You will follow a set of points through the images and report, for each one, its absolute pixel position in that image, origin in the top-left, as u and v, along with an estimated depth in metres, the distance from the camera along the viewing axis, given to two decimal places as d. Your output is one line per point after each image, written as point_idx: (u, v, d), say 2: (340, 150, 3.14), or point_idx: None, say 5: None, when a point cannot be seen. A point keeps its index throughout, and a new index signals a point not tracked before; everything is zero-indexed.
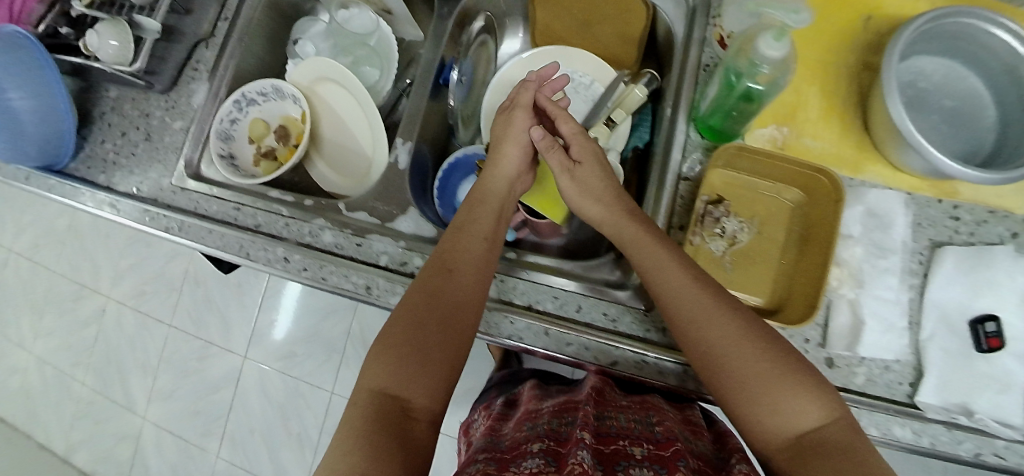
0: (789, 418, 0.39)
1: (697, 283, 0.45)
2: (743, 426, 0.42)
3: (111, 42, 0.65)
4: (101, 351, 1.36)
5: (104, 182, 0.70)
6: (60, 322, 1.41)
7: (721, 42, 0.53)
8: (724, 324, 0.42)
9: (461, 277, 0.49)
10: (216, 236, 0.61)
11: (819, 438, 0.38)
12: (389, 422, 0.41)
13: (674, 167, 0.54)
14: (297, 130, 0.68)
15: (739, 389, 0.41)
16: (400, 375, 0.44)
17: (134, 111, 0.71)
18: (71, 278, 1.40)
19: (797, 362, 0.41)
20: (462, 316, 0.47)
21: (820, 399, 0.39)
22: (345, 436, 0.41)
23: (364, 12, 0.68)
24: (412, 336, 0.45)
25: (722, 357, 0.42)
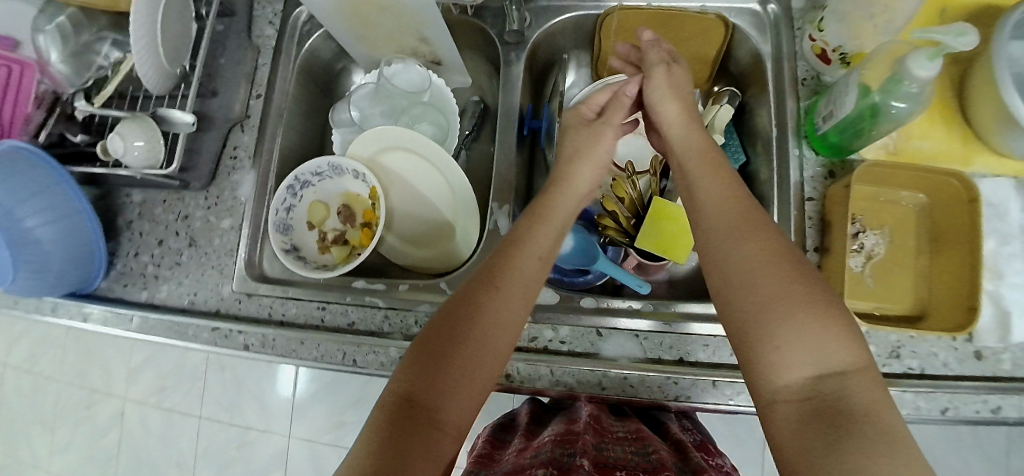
0: (807, 353, 0.34)
1: (748, 211, 0.42)
2: (752, 360, 0.36)
3: (137, 143, 0.56)
4: (128, 458, 1.22)
5: (148, 300, 0.62)
6: (77, 433, 1.25)
7: (823, 57, 0.53)
8: (770, 248, 0.39)
9: (523, 274, 0.43)
10: (311, 346, 0.54)
11: (836, 388, 0.32)
12: (415, 430, 0.34)
13: (796, 188, 0.53)
14: (364, 206, 0.62)
15: (759, 310, 0.36)
16: (429, 370, 0.37)
17: (168, 214, 0.63)
18: (79, 385, 1.24)
19: (839, 307, 0.35)
20: (511, 322, 0.41)
21: (847, 347, 0.33)
22: (366, 431, 0.35)
23: (411, 66, 0.62)
24: (452, 324, 0.39)
25: (753, 275, 0.38)
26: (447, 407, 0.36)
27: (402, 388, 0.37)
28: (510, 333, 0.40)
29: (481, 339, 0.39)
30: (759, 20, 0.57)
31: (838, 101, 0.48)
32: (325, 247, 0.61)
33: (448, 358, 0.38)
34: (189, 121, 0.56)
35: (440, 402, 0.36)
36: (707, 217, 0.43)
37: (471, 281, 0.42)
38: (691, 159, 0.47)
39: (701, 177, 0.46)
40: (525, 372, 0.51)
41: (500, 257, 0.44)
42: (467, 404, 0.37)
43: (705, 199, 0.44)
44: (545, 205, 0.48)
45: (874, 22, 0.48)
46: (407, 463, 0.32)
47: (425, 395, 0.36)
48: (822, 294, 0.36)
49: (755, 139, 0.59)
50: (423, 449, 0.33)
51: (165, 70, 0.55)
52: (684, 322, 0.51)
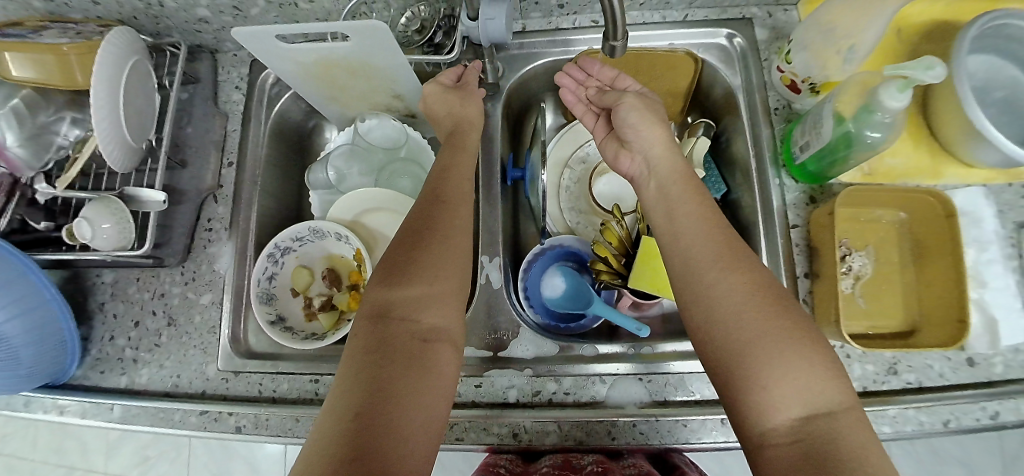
0: (795, 393, 0.33)
1: (726, 240, 0.40)
2: (740, 401, 0.35)
3: (105, 225, 0.53)
4: None
5: (127, 385, 0.59)
6: None
7: (794, 86, 0.55)
8: (751, 281, 0.37)
9: (458, 196, 0.46)
10: (307, 423, 0.52)
11: (827, 427, 0.32)
12: (398, 349, 0.37)
13: (780, 217, 0.54)
14: (350, 269, 0.61)
15: (746, 350, 0.35)
16: (395, 292, 0.39)
17: (143, 293, 0.61)
18: (57, 463, 1.03)
19: (819, 340, 0.35)
20: (459, 229, 0.44)
21: (832, 384, 0.33)
22: (346, 364, 0.37)
23: (385, 121, 0.62)
24: (404, 249, 0.41)
25: (738, 314, 0.36)
26: (423, 320, 0.39)
27: (374, 317, 0.39)
28: (461, 240, 0.43)
29: (439, 258, 0.41)
30: (726, 54, 0.59)
31: (814, 130, 0.50)
32: (312, 314, 0.60)
33: (411, 279, 0.40)
34: (161, 199, 0.56)
35: (416, 316, 0.39)
36: (687, 249, 0.40)
37: (417, 211, 0.44)
38: (667, 194, 0.45)
39: (678, 201, 0.44)
40: (532, 429, 0.49)
41: (438, 181, 0.46)
42: (445, 312, 0.40)
43: (686, 231, 0.41)
44: (449, 162, 0.49)
45: (838, 48, 0.49)
46: (398, 375, 0.35)
47: (398, 309, 0.39)
48: (804, 329, 0.35)
49: (735, 168, 0.60)
50: (412, 363, 0.36)
51: (132, 148, 0.54)
52: (684, 360, 0.51)
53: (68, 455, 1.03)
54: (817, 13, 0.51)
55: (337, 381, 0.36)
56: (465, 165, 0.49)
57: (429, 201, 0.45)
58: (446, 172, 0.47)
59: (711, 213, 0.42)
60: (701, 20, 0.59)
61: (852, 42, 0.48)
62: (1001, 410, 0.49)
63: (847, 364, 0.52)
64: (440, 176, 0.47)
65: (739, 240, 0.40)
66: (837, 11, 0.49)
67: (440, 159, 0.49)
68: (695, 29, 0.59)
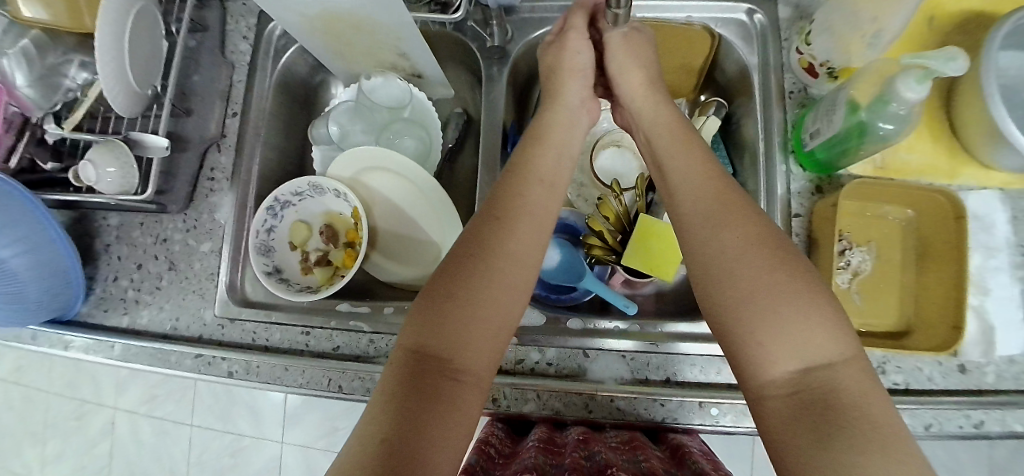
0: (794, 346, 0.33)
1: (724, 193, 0.39)
2: (738, 357, 0.35)
3: (109, 169, 0.54)
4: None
5: (129, 325, 0.61)
6: (66, 447, 1.11)
7: (812, 70, 0.52)
8: (748, 235, 0.36)
9: (516, 223, 0.42)
10: (295, 372, 0.54)
11: (826, 379, 0.31)
12: (430, 392, 0.34)
13: (783, 206, 0.53)
14: (348, 227, 0.62)
15: (742, 305, 0.35)
16: (436, 333, 0.37)
17: (146, 237, 0.62)
18: (69, 396, 1.09)
19: (819, 290, 0.34)
20: (516, 270, 0.40)
21: (833, 336, 0.32)
22: (375, 404, 0.34)
23: (392, 81, 0.61)
24: (451, 289, 0.38)
25: (732, 270, 0.36)
26: (460, 361, 0.36)
27: (411, 355, 0.36)
28: (516, 264, 0.40)
29: (487, 295, 0.38)
30: (745, 31, 0.57)
31: (827, 117, 0.48)
32: (308, 268, 0.61)
33: (451, 319, 0.37)
34: (162, 145, 0.56)
35: (451, 359, 0.36)
36: (684, 204, 0.40)
37: (472, 226, 0.42)
38: (666, 140, 0.45)
39: (672, 153, 0.44)
40: (511, 396, 0.50)
41: (502, 193, 0.44)
42: (481, 355, 0.37)
43: (681, 185, 0.41)
44: (520, 163, 0.46)
45: (861, 33, 0.47)
46: (429, 424, 0.33)
47: (435, 349, 0.36)
48: (803, 281, 0.34)
49: (743, 151, 0.58)
50: (440, 407, 0.34)
51: (137, 93, 0.54)
52: (670, 341, 0.51)
53: (85, 385, 1.08)
54: None
55: (364, 419, 0.33)
56: (544, 171, 0.46)
57: (487, 215, 0.42)
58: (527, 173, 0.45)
59: (707, 161, 0.42)
60: None
61: (877, 27, 0.46)
62: (986, 420, 0.49)
63: None
64: (506, 186, 0.44)
65: (741, 194, 0.40)
66: None
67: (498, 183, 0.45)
68: (714, 2, 0.56)
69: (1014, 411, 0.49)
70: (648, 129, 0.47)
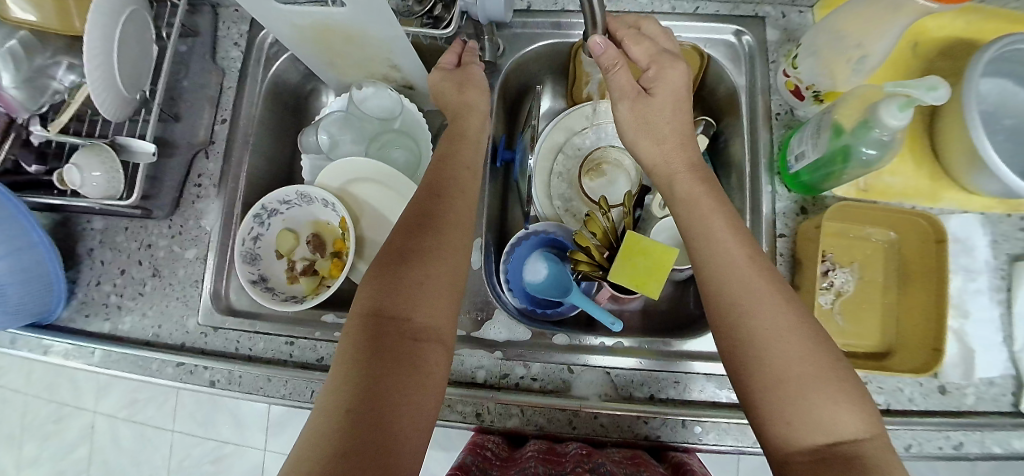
0: (823, 423, 0.33)
1: (759, 268, 0.39)
2: (764, 426, 0.35)
3: (95, 173, 0.54)
4: None
5: (111, 331, 0.61)
6: (41, 452, 1.08)
7: (797, 92, 0.53)
8: (782, 320, 0.36)
9: (454, 198, 0.46)
10: (278, 383, 0.53)
11: (851, 454, 0.33)
12: (391, 352, 0.37)
13: (768, 225, 0.53)
14: (335, 236, 0.62)
15: (779, 382, 0.35)
16: (389, 298, 0.39)
17: (130, 243, 0.62)
18: (48, 398, 1.07)
19: (844, 368, 0.35)
20: (457, 232, 0.44)
21: (858, 413, 0.34)
22: (339, 370, 0.36)
23: (382, 89, 0.61)
24: (397, 258, 0.41)
25: (771, 347, 0.36)
26: (416, 321, 0.39)
27: (367, 322, 0.39)
28: (457, 233, 0.44)
29: (433, 261, 0.41)
30: (734, 52, 0.57)
31: (812, 139, 0.49)
32: (294, 277, 0.60)
33: (402, 286, 0.40)
34: (149, 149, 0.55)
35: (406, 318, 0.39)
36: (715, 282, 0.39)
37: (414, 202, 0.45)
38: (689, 209, 0.43)
39: (698, 206, 0.43)
40: (495, 411, 0.50)
41: (438, 171, 0.47)
42: (435, 315, 0.40)
43: (716, 250, 0.40)
44: (445, 153, 0.49)
45: (847, 58, 0.48)
46: (394, 381, 0.36)
47: (389, 314, 0.39)
48: (832, 362, 0.35)
49: (730, 169, 0.59)
50: (403, 366, 0.36)
51: (126, 99, 0.54)
52: (652, 359, 0.51)
53: (64, 388, 1.06)
54: (829, 19, 0.49)
55: (329, 385, 0.36)
56: (468, 160, 0.49)
57: (426, 191, 0.46)
58: (446, 161, 0.48)
59: (740, 233, 0.41)
60: (712, 14, 0.57)
61: (862, 52, 0.47)
62: (965, 441, 0.49)
63: None
64: (440, 166, 0.48)
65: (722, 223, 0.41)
66: (848, 18, 0.47)
67: (429, 168, 0.48)
68: (704, 22, 0.57)
69: (991, 432, 0.50)
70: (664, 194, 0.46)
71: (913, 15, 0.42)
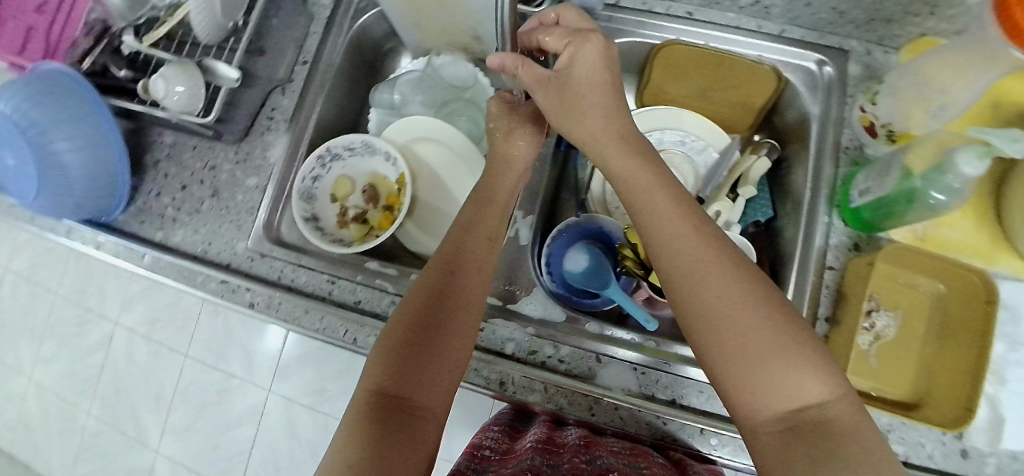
0: (789, 392, 0.33)
1: (705, 233, 0.39)
2: (731, 401, 0.35)
3: (179, 88, 0.57)
4: (101, 386, 1.13)
5: (161, 240, 0.63)
6: (59, 351, 1.14)
7: (870, 129, 0.53)
8: (731, 289, 0.36)
9: (469, 273, 0.45)
10: (315, 317, 0.55)
11: (819, 418, 0.32)
12: (388, 429, 0.35)
13: (818, 255, 0.53)
14: (389, 191, 0.63)
15: (738, 354, 0.35)
16: (393, 374, 0.38)
17: (195, 161, 0.64)
18: (75, 303, 1.11)
19: (801, 328, 0.35)
20: (466, 310, 0.43)
21: (825, 378, 0.33)
22: (337, 447, 0.35)
23: (460, 61, 0.64)
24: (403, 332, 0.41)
25: (722, 316, 0.35)
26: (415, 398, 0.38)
27: (371, 398, 0.37)
28: (470, 311, 0.43)
29: (443, 338, 0.41)
30: (813, 80, 0.57)
31: (879, 176, 0.49)
32: (344, 222, 0.62)
33: (410, 363, 0.39)
34: (234, 76, 0.57)
35: (407, 395, 0.38)
36: (668, 253, 0.39)
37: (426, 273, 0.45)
38: (626, 182, 0.44)
39: (636, 175, 0.43)
40: (518, 383, 0.51)
41: (457, 243, 0.47)
42: (437, 393, 0.39)
43: (660, 216, 0.40)
44: (472, 222, 0.49)
45: (927, 103, 0.48)
46: (391, 457, 0.34)
47: (395, 391, 0.38)
48: (789, 324, 0.35)
49: (789, 196, 0.59)
50: (404, 447, 0.35)
51: (217, 21, 0.56)
52: (681, 364, 0.51)
53: (94, 295, 1.10)
54: (915, 62, 0.50)
55: (327, 462, 0.34)
56: (489, 227, 0.49)
57: (439, 262, 0.46)
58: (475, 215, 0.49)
59: (682, 202, 0.41)
60: (796, 39, 0.57)
61: (944, 99, 0.47)
62: None
63: None
64: (462, 234, 0.47)
65: None
66: (933, 63, 0.47)
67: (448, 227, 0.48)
68: (791, 46, 0.57)
69: None
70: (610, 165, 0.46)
71: (1004, 67, 0.42)
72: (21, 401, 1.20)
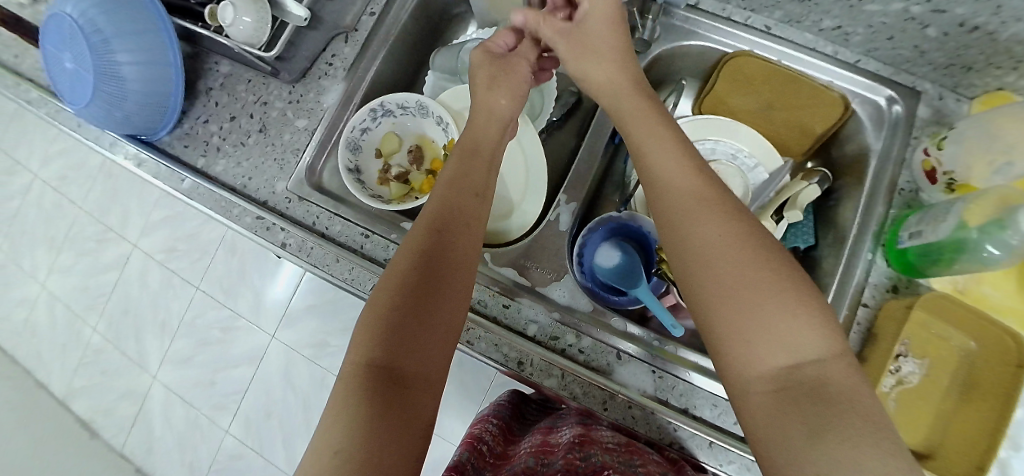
0: (784, 343, 0.33)
1: (704, 181, 0.40)
2: (722, 354, 0.35)
3: (247, 19, 0.57)
4: (118, 301, 1.21)
5: (202, 168, 0.63)
6: (88, 263, 1.23)
7: (930, 173, 0.51)
8: (723, 231, 0.37)
9: (464, 233, 0.45)
10: (344, 266, 0.55)
11: (815, 375, 0.32)
12: (382, 403, 0.35)
13: (854, 291, 0.53)
14: (434, 155, 0.64)
15: (730, 297, 0.35)
16: (387, 343, 0.37)
17: (248, 94, 0.64)
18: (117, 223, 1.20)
19: (802, 283, 0.35)
20: (461, 274, 0.43)
21: (820, 334, 0.33)
22: (329, 424, 0.34)
23: None
24: (396, 297, 0.40)
25: (716, 260, 0.36)
26: (409, 367, 0.37)
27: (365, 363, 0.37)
28: (464, 273, 0.43)
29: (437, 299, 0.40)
30: (881, 116, 0.56)
31: (933, 221, 0.48)
32: (384, 180, 0.62)
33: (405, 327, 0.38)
34: (302, 15, 0.57)
35: (402, 362, 0.37)
36: (668, 202, 0.40)
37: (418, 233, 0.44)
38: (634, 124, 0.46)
39: (642, 124, 0.45)
40: (537, 366, 0.51)
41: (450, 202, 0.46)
42: (434, 356, 0.39)
43: (664, 164, 0.42)
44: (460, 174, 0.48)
45: (992, 157, 0.47)
46: (386, 431, 0.33)
47: (389, 356, 0.37)
48: (788, 278, 0.35)
49: (835, 227, 0.58)
50: (399, 412, 0.35)
51: None
52: (699, 373, 0.50)
53: (118, 217, 1.20)
54: (984, 115, 0.49)
55: (323, 430, 0.34)
56: (480, 182, 0.48)
57: (433, 222, 0.45)
58: (478, 149, 0.50)
59: (683, 145, 0.43)
60: (870, 72, 0.56)
61: (1009, 156, 0.47)
62: None
63: None
64: (455, 187, 0.47)
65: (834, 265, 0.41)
66: (1004, 119, 0.47)
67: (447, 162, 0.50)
68: (862, 77, 0.56)
69: None
70: (625, 115, 0.47)
71: None
72: (44, 304, 1.27)
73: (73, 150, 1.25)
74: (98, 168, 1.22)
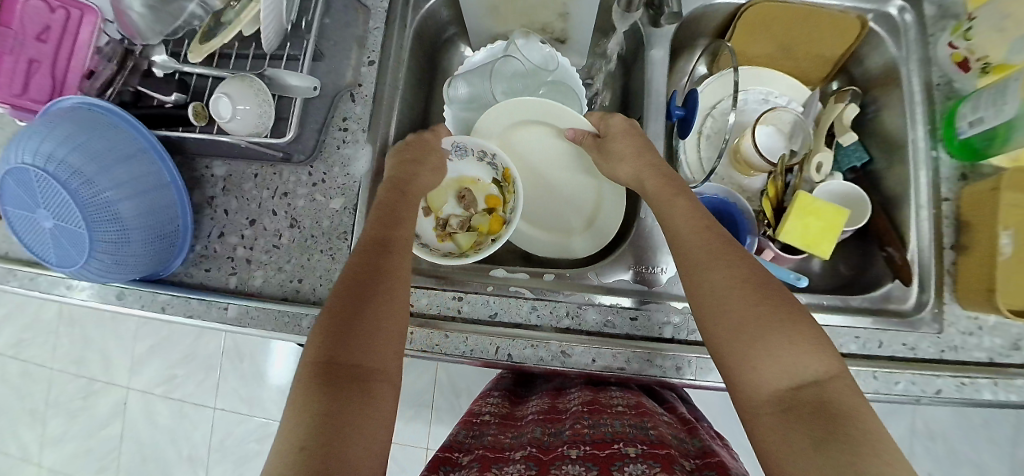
0: (787, 368, 0.37)
1: (706, 228, 0.45)
2: (733, 379, 0.40)
3: (244, 107, 0.49)
4: (132, 451, 1.07)
5: (238, 286, 0.55)
6: (84, 423, 1.08)
7: (964, 64, 0.55)
8: (734, 271, 0.42)
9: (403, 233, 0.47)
10: (457, 339, 0.50)
11: (816, 394, 0.36)
12: (341, 392, 0.35)
13: (929, 191, 0.55)
14: (485, 192, 0.59)
15: (739, 330, 0.39)
16: (336, 339, 0.38)
17: (261, 191, 0.56)
18: (106, 366, 1.07)
19: (803, 319, 0.39)
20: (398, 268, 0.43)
21: (822, 359, 0.37)
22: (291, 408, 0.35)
23: (535, 43, 0.60)
24: (356, 286, 0.41)
25: (727, 295, 0.41)
26: (364, 362, 0.38)
27: (320, 363, 0.37)
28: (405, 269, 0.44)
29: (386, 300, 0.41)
30: (893, 24, 0.59)
31: (993, 105, 0.50)
32: (445, 235, 0.57)
33: (358, 327, 0.39)
34: (308, 84, 0.51)
35: (355, 362, 0.37)
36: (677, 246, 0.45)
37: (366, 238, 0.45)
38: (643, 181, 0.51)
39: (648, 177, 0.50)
40: (695, 365, 0.49)
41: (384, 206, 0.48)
42: (387, 355, 0.39)
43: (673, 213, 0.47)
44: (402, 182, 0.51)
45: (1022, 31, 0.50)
46: (346, 423, 0.34)
47: (344, 358, 0.37)
48: (789, 313, 0.39)
49: (883, 138, 0.61)
50: (354, 407, 0.35)
51: (280, 26, 0.48)
52: (831, 314, 0.52)
53: (104, 363, 1.07)
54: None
55: (283, 427, 0.34)
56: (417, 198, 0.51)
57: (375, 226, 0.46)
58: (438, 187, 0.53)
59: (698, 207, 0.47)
60: None
61: None
62: None
63: (977, 336, 0.51)
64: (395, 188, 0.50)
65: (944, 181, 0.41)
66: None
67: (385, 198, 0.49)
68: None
69: None
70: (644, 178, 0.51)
71: None
72: None
73: (26, 307, 1.10)
74: (63, 319, 1.08)
